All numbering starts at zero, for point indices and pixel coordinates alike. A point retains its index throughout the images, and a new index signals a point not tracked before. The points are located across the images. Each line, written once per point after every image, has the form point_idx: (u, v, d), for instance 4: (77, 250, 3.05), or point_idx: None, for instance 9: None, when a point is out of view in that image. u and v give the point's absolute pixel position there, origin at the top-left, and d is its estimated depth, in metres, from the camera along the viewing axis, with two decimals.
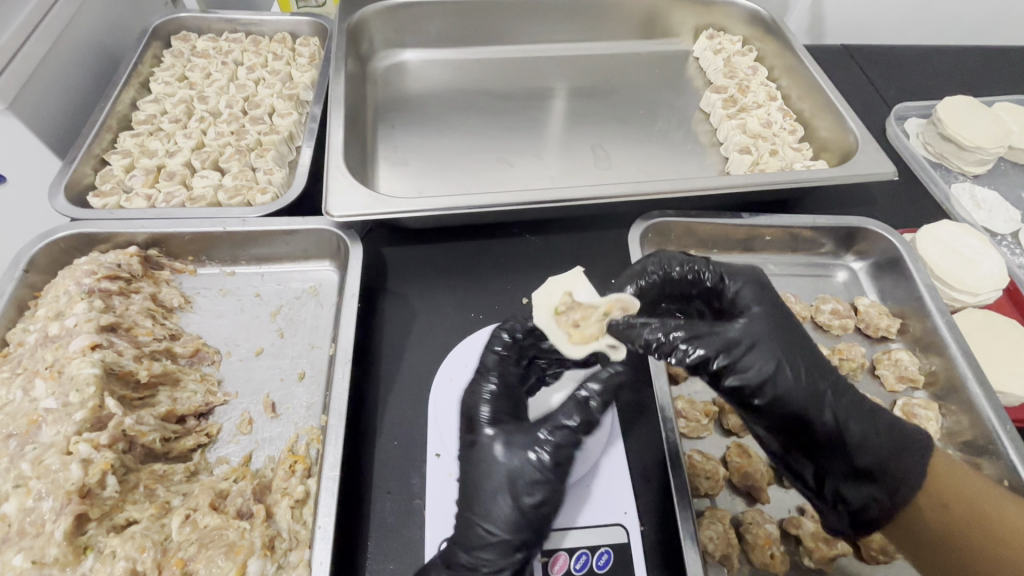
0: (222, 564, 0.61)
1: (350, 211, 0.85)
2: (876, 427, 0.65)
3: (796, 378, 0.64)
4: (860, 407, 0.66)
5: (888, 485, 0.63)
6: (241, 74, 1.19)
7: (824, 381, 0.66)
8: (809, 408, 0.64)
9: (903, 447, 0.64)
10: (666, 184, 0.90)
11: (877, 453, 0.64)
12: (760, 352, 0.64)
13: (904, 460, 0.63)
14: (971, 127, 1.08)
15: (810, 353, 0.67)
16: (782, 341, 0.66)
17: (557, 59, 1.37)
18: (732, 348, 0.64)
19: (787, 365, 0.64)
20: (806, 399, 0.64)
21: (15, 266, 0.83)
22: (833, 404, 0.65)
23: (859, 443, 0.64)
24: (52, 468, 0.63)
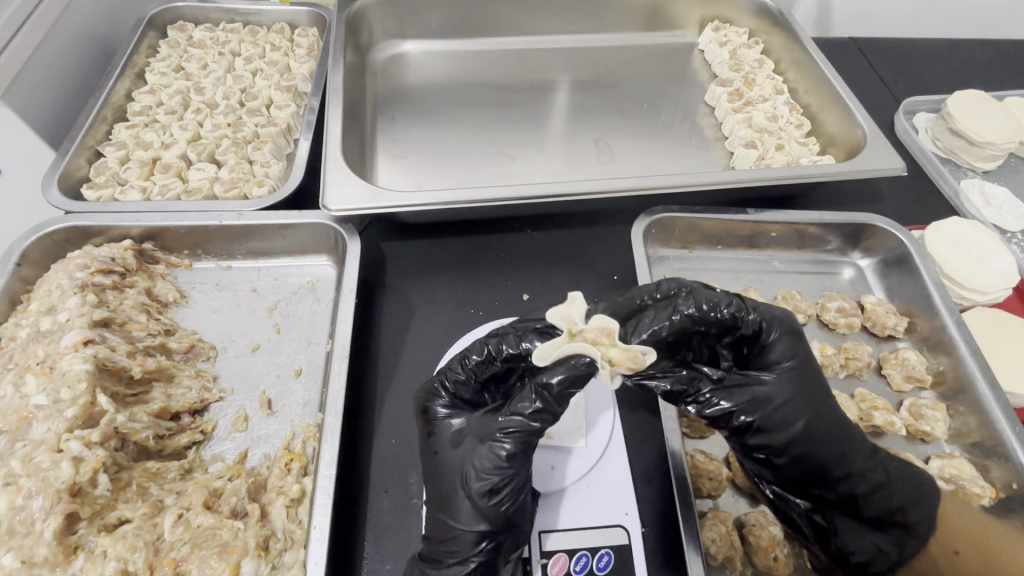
0: (215, 564, 0.60)
1: (348, 205, 0.83)
2: (895, 481, 0.65)
3: (822, 434, 0.63)
4: (882, 462, 0.65)
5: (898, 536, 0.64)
6: (239, 64, 1.17)
7: (846, 440, 0.63)
8: (833, 465, 0.63)
9: (915, 502, 0.64)
10: (671, 178, 0.88)
11: (890, 508, 0.64)
12: (786, 407, 0.62)
13: (920, 512, 0.64)
14: (983, 121, 1.06)
15: (834, 406, 0.65)
16: (808, 395, 0.64)
17: (560, 51, 1.35)
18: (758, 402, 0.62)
19: (813, 421, 0.63)
20: (830, 455, 0.63)
21: (7, 259, 0.81)
22: (856, 459, 0.63)
23: (875, 497, 0.64)
24: (43, 466, 0.61)
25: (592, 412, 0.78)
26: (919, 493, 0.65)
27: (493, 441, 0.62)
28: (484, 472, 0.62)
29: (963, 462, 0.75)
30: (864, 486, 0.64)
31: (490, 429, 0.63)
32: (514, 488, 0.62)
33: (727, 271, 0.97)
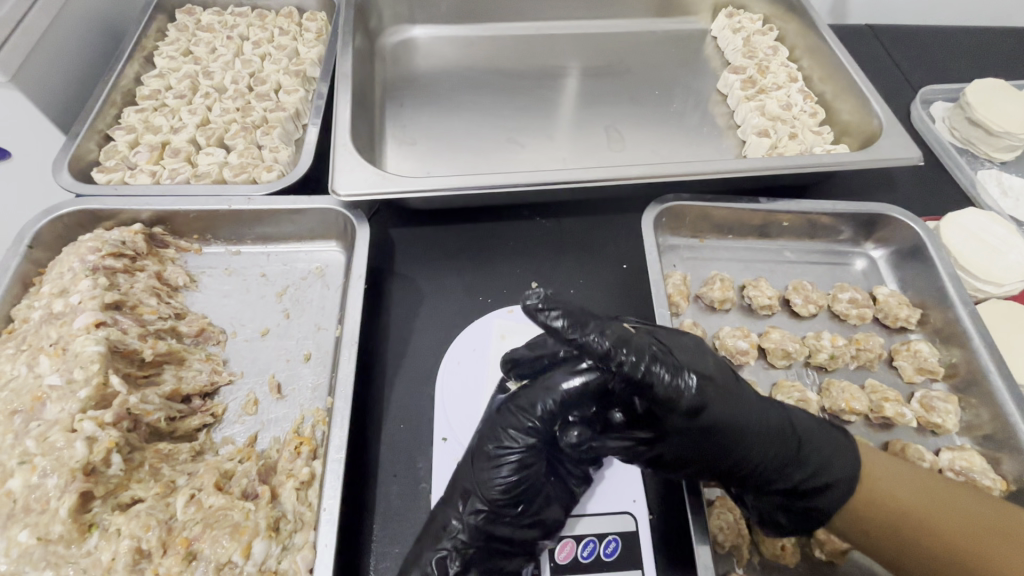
0: (227, 544, 0.60)
1: (358, 189, 0.83)
2: (805, 431, 0.65)
3: (731, 408, 0.62)
4: (785, 413, 0.65)
5: (821, 493, 0.64)
6: (247, 49, 1.16)
7: (753, 429, 0.62)
8: (738, 439, 0.62)
9: (836, 453, 0.65)
10: (683, 167, 0.87)
11: (818, 466, 0.64)
12: (698, 390, 0.59)
13: (834, 456, 0.64)
14: (1003, 111, 1.04)
15: (740, 397, 0.63)
16: (712, 370, 0.62)
17: (571, 36, 1.33)
18: (684, 398, 0.58)
19: (716, 401, 0.61)
20: (736, 433, 0.61)
21: (20, 242, 0.82)
22: (759, 424, 0.63)
23: (788, 454, 0.63)
24: (58, 446, 0.62)
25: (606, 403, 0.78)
26: (827, 438, 0.65)
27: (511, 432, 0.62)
28: (515, 458, 0.62)
29: (974, 454, 0.75)
30: (775, 448, 0.63)
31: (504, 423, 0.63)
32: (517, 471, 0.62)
33: (738, 262, 0.96)
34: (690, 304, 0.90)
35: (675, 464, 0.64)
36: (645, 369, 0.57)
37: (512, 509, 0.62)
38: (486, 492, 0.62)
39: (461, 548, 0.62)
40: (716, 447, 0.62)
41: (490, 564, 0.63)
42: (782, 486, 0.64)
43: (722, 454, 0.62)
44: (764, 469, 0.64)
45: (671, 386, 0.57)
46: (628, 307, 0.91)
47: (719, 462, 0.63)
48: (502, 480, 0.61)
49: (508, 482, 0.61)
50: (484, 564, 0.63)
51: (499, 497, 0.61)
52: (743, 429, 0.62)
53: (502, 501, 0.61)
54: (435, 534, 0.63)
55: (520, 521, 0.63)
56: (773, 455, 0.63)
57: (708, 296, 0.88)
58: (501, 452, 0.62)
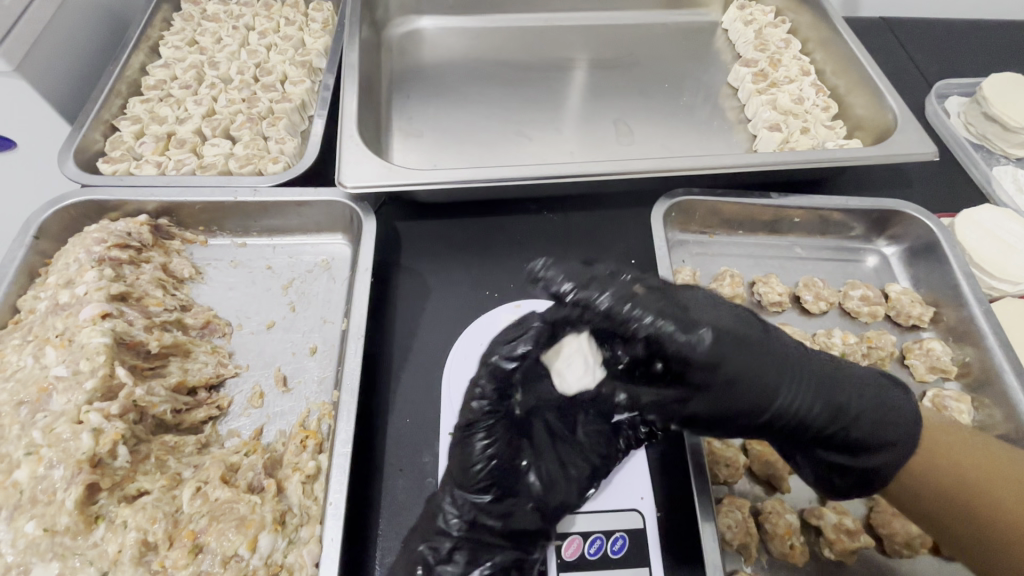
0: (232, 537, 0.60)
1: (364, 182, 0.82)
2: (846, 389, 0.62)
3: (755, 364, 0.60)
4: (819, 368, 0.63)
5: (870, 450, 0.61)
6: (253, 39, 1.15)
7: (788, 383, 0.61)
8: (771, 391, 0.60)
9: (883, 407, 0.62)
10: (695, 161, 0.86)
11: (869, 429, 0.61)
12: (715, 341, 0.58)
13: (881, 414, 0.61)
14: (1019, 106, 1.02)
15: (771, 351, 0.61)
16: (729, 322, 0.61)
17: (579, 28, 1.31)
18: (699, 354, 0.58)
19: (735, 355, 0.59)
20: (768, 386, 0.60)
21: (25, 233, 0.81)
22: (790, 376, 0.61)
23: (834, 411, 0.61)
24: (63, 437, 0.62)
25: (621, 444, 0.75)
26: (867, 395, 0.62)
27: (475, 410, 0.64)
28: (483, 437, 0.63)
29: None
30: (816, 401, 0.61)
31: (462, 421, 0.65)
32: (495, 441, 0.64)
33: (748, 258, 0.95)
34: None
35: (713, 427, 0.62)
36: (653, 325, 0.58)
37: (485, 495, 0.63)
38: (461, 472, 0.64)
39: (449, 535, 0.62)
40: (753, 404, 0.60)
41: (482, 559, 0.62)
42: (834, 442, 0.62)
43: (757, 409, 0.61)
44: (810, 427, 0.62)
45: (685, 339, 0.58)
46: None
47: (757, 415, 0.61)
48: (472, 457, 0.63)
49: (481, 459, 0.63)
50: (477, 559, 0.62)
51: (471, 479, 0.63)
52: (772, 379, 0.60)
53: (477, 482, 0.63)
54: (428, 520, 0.65)
55: (499, 509, 0.63)
56: (813, 410, 0.61)
57: (717, 292, 0.87)
58: (472, 425, 0.64)
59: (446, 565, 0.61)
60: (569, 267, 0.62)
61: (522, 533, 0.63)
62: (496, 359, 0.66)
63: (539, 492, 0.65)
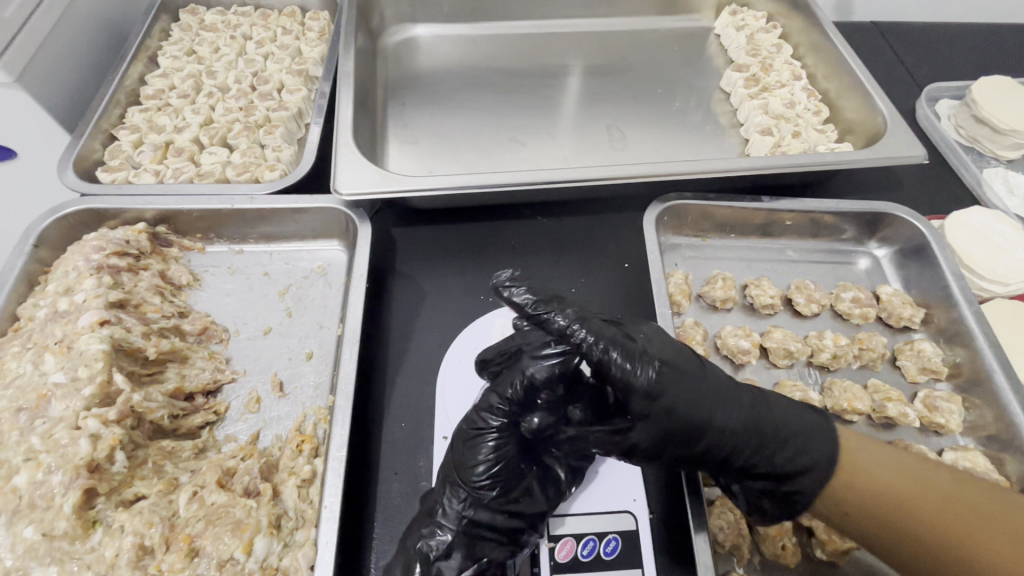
0: (229, 541, 0.61)
1: (359, 189, 0.83)
2: (780, 415, 0.64)
3: (689, 391, 0.63)
4: (755, 395, 0.66)
5: (796, 475, 0.62)
6: (250, 48, 1.17)
7: (723, 412, 0.63)
8: (705, 419, 0.62)
9: (815, 436, 0.63)
10: (686, 166, 0.87)
11: (798, 454, 0.62)
12: (657, 372, 0.62)
13: (813, 440, 0.62)
14: (1008, 109, 1.03)
15: (708, 381, 0.64)
16: (672, 355, 0.64)
17: (573, 34, 1.33)
18: (640, 383, 0.61)
19: (674, 385, 0.62)
20: (702, 416, 0.62)
21: (25, 241, 0.83)
22: (724, 402, 0.64)
23: (763, 437, 0.63)
24: (62, 443, 0.63)
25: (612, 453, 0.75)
26: (797, 422, 0.64)
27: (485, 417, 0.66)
28: (493, 439, 0.65)
29: (976, 454, 0.74)
30: (747, 430, 0.63)
31: (468, 427, 0.67)
32: (507, 447, 0.66)
33: (740, 261, 0.96)
34: (692, 303, 0.89)
35: (649, 452, 0.64)
36: (602, 351, 0.62)
37: (492, 492, 0.65)
38: (462, 470, 0.65)
39: (447, 532, 0.63)
40: (684, 431, 0.63)
41: (480, 554, 0.64)
42: (761, 470, 0.63)
43: (692, 438, 0.63)
44: (739, 454, 0.63)
45: (625, 367, 0.61)
46: (629, 307, 0.90)
47: (693, 443, 0.63)
48: (478, 457, 0.65)
49: (485, 460, 0.65)
50: (474, 553, 0.64)
51: (476, 477, 0.65)
52: (708, 408, 0.63)
53: (479, 481, 0.64)
54: (423, 518, 0.66)
55: (501, 507, 0.65)
56: (745, 437, 0.62)
57: (710, 295, 0.88)
58: (479, 431, 0.66)
59: (443, 561, 0.62)
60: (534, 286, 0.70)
61: (514, 528, 0.65)
62: (495, 396, 0.66)
63: (537, 493, 0.67)
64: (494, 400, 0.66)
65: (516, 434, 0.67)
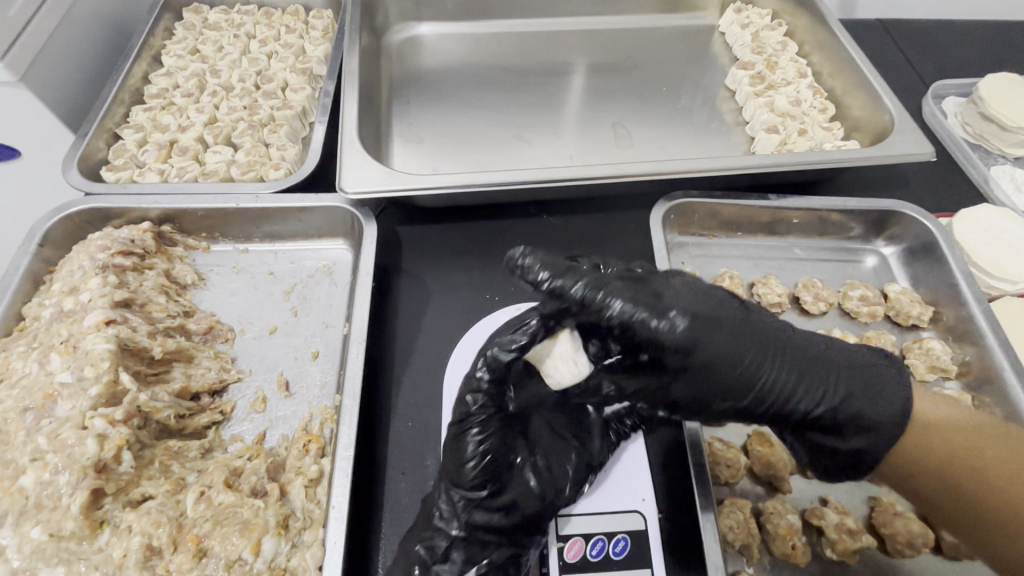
0: (237, 541, 0.61)
1: (365, 188, 0.83)
2: (831, 366, 0.64)
3: (730, 348, 0.62)
4: (800, 347, 0.65)
5: (859, 432, 0.62)
6: (254, 47, 1.16)
7: (768, 366, 0.63)
8: (750, 372, 0.62)
9: (869, 386, 0.63)
10: (693, 164, 0.87)
11: (854, 408, 0.62)
12: (689, 327, 0.61)
13: (870, 393, 0.62)
14: (1015, 106, 1.03)
15: (749, 336, 0.64)
16: (704, 308, 0.63)
17: (577, 32, 1.32)
18: (673, 339, 0.61)
19: (716, 339, 0.62)
20: (745, 372, 0.63)
21: (30, 241, 0.82)
22: (770, 360, 0.63)
23: (817, 390, 0.63)
24: (69, 443, 0.62)
25: (620, 456, 0.74)
26: (854, 373, 0.63)
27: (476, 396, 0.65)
28: (478, 431, 0.65)
29: None
30: (797, 384, 0.63)
31: (455, 418, 0.65)
32: (490, 436, 0.65)
33: (747, 259, 0.95)
34: None
35: (696, 407, 0.65)
36: (630, 313, 0.60)
37: (484, 490, 0.64)
38: (455, 471, 0.64)
39: (445, 536, 0.63)
40: (727, 386, 0.63)
41: (477, 557, 0.63)
42: (818, 421, 0.64)
43: (739, 393, 0.63)
44: (790, 408, 0.63)
45: (660, 326, 0.61)
46: None
47: (739, 398, 0.64)
48: (466, 454, 0.64)
49: (475, 454, 0.64)
50: (472, 556, 0.63)
51: (469, 478, 0.64)
52: (757, 365, 0.63)
53: (473, 481, 0.64)
54: (422, 522, 0.65)
55: (494, 505, 0.65)
56: (800, 392, 0.63)
57: None
58: (465, 419, 0.65)
59: (442, 565, 0.62)
60: (547, 258, 0.60)
61: (513, 530, 0.65)
62: (479, 379, 0.64)
63: (526, 484, 0.67)
64: (487, 362, 0.63)
65: (497, 417, 0.66)
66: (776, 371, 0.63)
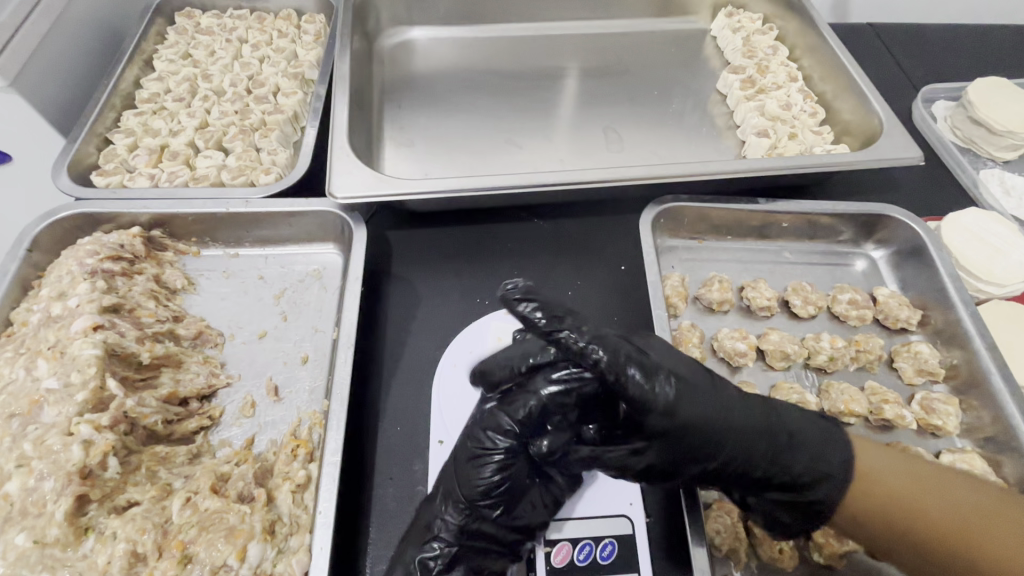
0: (222, 547, 0.61)
1: (355, 193, 0.83)
2: (791, 421, 0.64)
3: (708, 407, 0.61)
4: (765, 402, 0.65)
5: (817, 483, 0.61)
6: (246, 51, 1.16)
7: (740, 422, 0.62)
8: (723, 430, 0.61)
9: (828, 443, 0.63)
10: (680, 168, 0.87)
11: (816, 464, 0.61)
12: (672, 386, 0.59)
13: (825, 445, 0.63)
14: (1003, 109, 1.03)
15: (722, 395, 0.63)
16: (683, 367, 0.64)
17: (569, 36, 1.33)
18: (660, 399, 0.58)
19: (692, 395, 0.61)
20: (719, 430, 0.61)
21: (19, 246, 0.82)
22: (740, 415, 0.63)
23: (779, 444, 0.62)
24: (54, 449, 0.62)
25: None
26: (816, 429, 0.64)
27: (491, 437, 0.62)
28: (496, 460, 0.62)
29: (974, 457, 0.74)
30: (764, 440, 0.62)
31: (471, 448, 0.63)
32: (514, 468, 0.63)
33: (737, 262, 0.95)
34: (688, 306, 0.89)
35: (667, 470, 0.62)
36: (618, 369, 0.58)
37: (493, 510, 0.63)
38: (465, 490, 0.62)
39: (447, 546, 0.62)
40: (703, 446, 0.61)
41: (481, 567, 0.64)
42: (780, 480, 0.62)
43: (711, 451, 0.61)
44: (757, 466, 0.62)
45: (644, 386, 0.58)
46: (626, 310, 0.90)
47: (710, 459, 0.62)
48: (482, 478, 0.62)
49: (490, 481, 0.62)
50: (474, 567, 0.64)
51: (479, 496, 0.62)
52: (727, 424, 0.61)
53: (482, 501, 0.62)
54: (421, 530, 0.65)
55: (504, 523, 0.64)
56: (762, 447, 0.62)
57: (707, 297, 0.88)
58: (485, 451, 0.62)
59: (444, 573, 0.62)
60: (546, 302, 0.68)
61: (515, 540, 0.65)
62: (504, 415, 0.62)
63: (535, 505, 0.65)
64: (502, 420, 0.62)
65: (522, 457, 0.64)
66: (746, 426, 0.62)
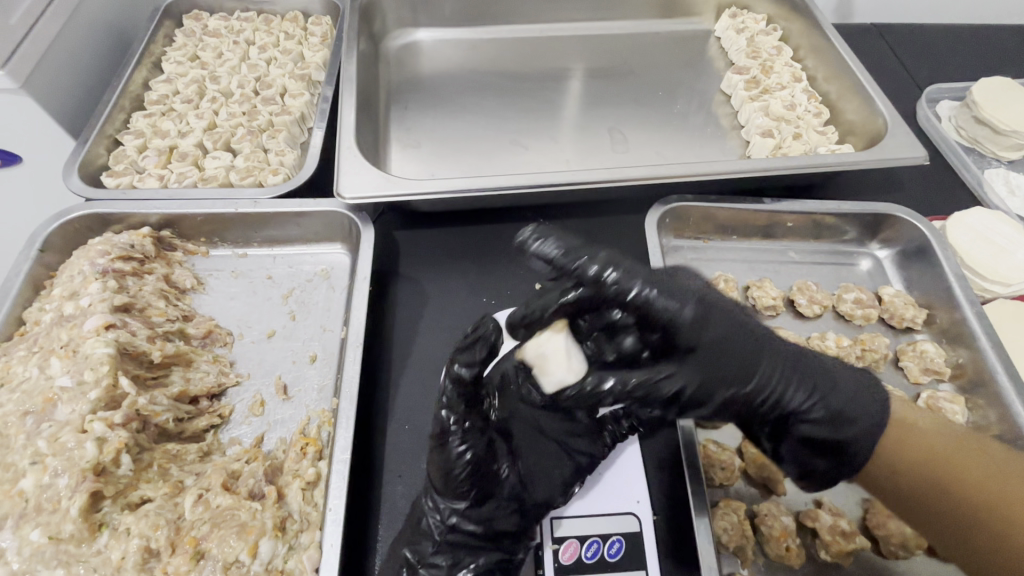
0: (234, 543, 0.61)
1: (363, 193, 0.83)
2: (823, 367, 0.64)
3: (734, 336, 0.62)
4: (797, 348, 0.66)
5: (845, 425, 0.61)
6: (253, 53, 1.17)
7: (769, 357, 0.62)
8: (753, 359, 0.61)
9: (863, 394, 0.63)
10: (685, 167, 0.88)
11: (845, 410, 0.61)
12: (699, 308, 0.61)
13: (860, 399, 0.62)
14: (1008, 110, 1.03)
15: (753, 332, 0.63)
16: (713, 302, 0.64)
17: (573, 37, 1.33)
18: (683, 323, 0.60)
19: (719, 322, 0.62)
20: (749, 361, 0.61)
21: (31, 247, 0.83)
22: (770, 352, 0.63)
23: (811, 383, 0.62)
24: (68, 446, 0.63)
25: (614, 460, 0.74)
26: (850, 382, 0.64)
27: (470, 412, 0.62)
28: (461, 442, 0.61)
29: None
30: (795, 378, 0.62)
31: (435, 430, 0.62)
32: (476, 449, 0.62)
33: (742, 262, 0.96)
34: None
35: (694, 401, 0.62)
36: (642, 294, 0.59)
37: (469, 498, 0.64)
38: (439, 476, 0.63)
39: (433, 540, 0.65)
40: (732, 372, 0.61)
41: (466, 561, 0.65)
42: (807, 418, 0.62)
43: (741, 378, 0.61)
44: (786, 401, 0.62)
45: (669, 305, 0.60)
46: None
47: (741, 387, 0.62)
48: (450, 460, 0.61)
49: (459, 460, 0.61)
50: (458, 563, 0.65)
51: (453, 487, 0.63)
52: (754, 354, 0.62)
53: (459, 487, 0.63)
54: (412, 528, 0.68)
55: (479, 514, 0.65)
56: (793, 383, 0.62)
57: None
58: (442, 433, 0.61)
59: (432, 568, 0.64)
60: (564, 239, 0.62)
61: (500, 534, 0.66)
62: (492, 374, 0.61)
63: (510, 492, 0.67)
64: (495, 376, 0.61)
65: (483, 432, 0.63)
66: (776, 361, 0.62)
